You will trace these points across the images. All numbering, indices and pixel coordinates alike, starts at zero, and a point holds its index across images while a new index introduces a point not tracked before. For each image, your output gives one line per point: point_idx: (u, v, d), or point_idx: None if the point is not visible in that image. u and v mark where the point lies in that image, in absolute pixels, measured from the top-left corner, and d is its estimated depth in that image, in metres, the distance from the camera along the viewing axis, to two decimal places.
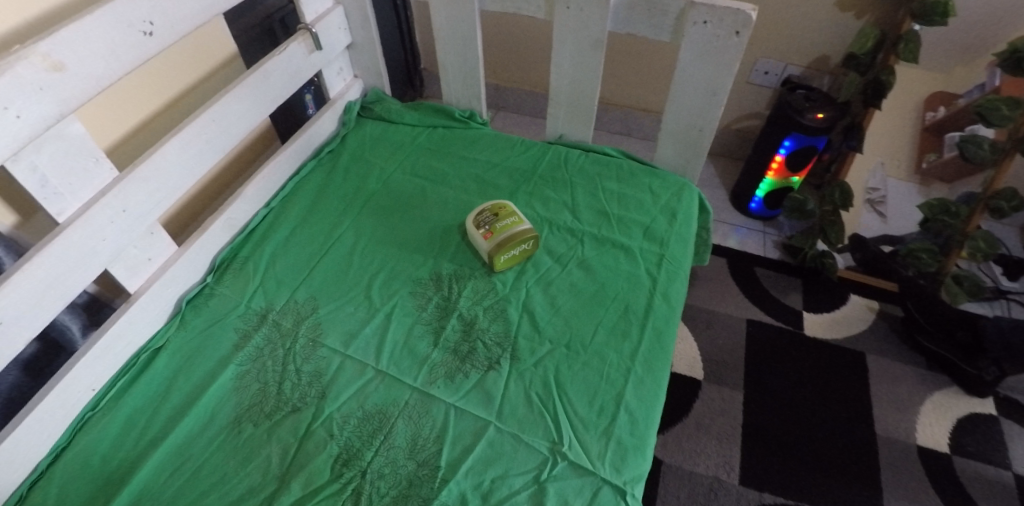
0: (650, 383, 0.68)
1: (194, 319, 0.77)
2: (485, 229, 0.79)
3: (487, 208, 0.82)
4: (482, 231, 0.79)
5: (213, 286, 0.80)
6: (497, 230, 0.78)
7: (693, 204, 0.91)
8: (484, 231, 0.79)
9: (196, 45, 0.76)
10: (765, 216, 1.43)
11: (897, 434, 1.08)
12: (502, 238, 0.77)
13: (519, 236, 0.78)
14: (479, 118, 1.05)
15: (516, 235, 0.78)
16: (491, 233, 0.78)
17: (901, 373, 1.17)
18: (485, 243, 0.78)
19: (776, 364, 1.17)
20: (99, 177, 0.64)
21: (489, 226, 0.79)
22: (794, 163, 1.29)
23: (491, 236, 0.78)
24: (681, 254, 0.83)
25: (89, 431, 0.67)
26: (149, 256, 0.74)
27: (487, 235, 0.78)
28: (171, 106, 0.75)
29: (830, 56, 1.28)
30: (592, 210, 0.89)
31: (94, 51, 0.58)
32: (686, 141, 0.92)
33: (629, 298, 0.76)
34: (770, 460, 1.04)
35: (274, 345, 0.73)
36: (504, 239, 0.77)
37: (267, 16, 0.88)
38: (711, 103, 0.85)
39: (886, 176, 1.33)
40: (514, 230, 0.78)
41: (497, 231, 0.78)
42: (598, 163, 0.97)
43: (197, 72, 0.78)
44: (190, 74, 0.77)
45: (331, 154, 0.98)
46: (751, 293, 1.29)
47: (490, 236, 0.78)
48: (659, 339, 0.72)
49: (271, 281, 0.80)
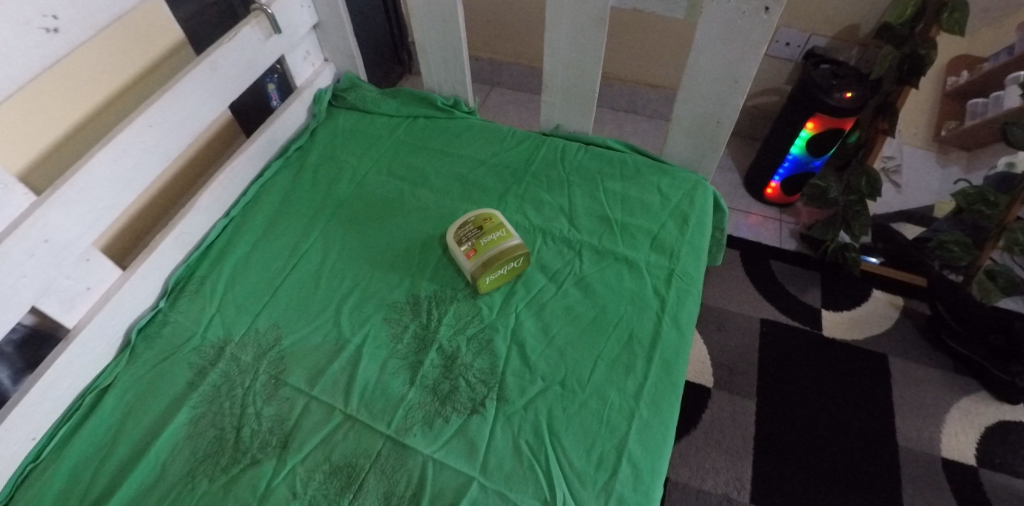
0: (656, 427, 0.60)
1: (145, 352, 0.68)
2: (468, 245, 0.70)
3: (472, 220, 0.72)
4: (465, 248, 0.69)
5: (167, 312, 0.71)
6: (481, 246, 0.69)
7: (708, 206, 0.80)
8: (467, 247, 0.69)
9: (128, 34, 0.64)
10: (782, 202, 1.32)
11: (920, 445, 1.01)
12: (487, 256, 0.67)
13: (506, 253, 0.68)
14: (464, 106, 0.93)
15: (503, 252, 0.68)
16: (475, 250, 0.69)
17: (926, 376, 1.08)
18: (468, 262, 0.69)
19: (791, 369, 1.09)
20: (12, 207, 0.55)
21: (473, 241, 0.69)
22: (817, 146, 1.17)
23: (474, 253, 0.68)
24: (693, 268, 0.73)
25: (28, 488, 0.60)
26: (87, 286, 0.65)
27: (470, 252, 0.69)
28: (102, 110, 0.64)
29: (861, 25, 1.14)
30: (591, 215, 0.79)
31: None
32: (700, 135, 0.80)
33: (633, 323, 0.67)
34: (783, 475, 0.97)
35: (233, 383, 0.65)
36: (489, 258, 0.67)
37: None
38: (732, 92, 0.73)
39: (899, 144, 1.15)
40: (501, 246, 0.68)
41: (482, 248, 0.68)
42: (599, 158, 0.86)
43: (132, 66, 0.67)
44: (123, 69, 0.66)
45: (298, 151, 0.87)
46: (765, 289, 1.20)
47: (474, 253, 0.68)
48: (667, 373, 0.64)
49: (230, 306, 0.71)
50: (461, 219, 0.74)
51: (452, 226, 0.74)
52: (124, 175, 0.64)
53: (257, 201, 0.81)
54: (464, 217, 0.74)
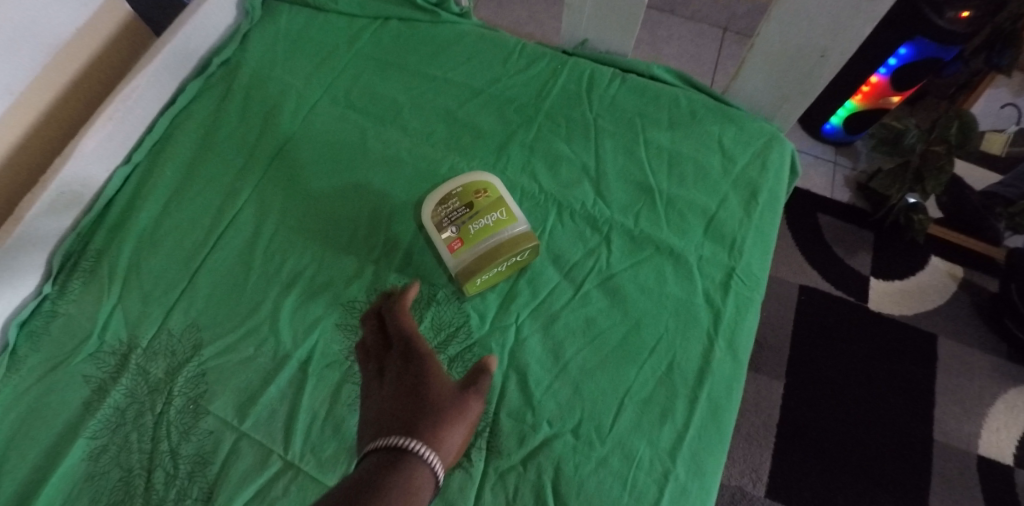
0: (697, 497, 0.45)
1: (29, 356, 0.51)
2: (453, 232, 0.50)
3: (459, 193, 0.52)
4: (448, 236, 0.50)
5: (55, 300, 0.53)
6: (470, 237, 0.49)
7: (784, 174, 0.59)
8: (451, 236, 0.50)
9: None
10: (838, 141, 1.09)
11: (957, 439, 0.90)
12: (477, 254, 0.49)
13: (504, 250, 0.49)
14: (455, 6, 0.68)
15: (498, 248, 0.49)
16: (461, 240, 0.50)
17: (974, 361, 0.96)
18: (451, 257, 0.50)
19: (827, 346, 0.95)
20: None
21: (458, 227, 0.50)
22: (902, 79, 0.93)
23: (461, 246, 0.50)
24: (759, 265, 0.54)
25: None
26: None
27: (455, 243, 0.50)
28: None
29: None
30: (625, 181, 0.58)
31: None
32: (788, 69, 0.57)
33: (674, 346, 0.50)
34: (804, 469, 0.87)
35: (141, 406, 0.49)
36: (480, 256, 0.49)
37: None
38: (855, 11, 0.49)
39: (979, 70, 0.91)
40: (497, 238, 0.49)
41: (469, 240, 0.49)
42: (639, 94, 0.63)
43: None
44: None
45: (224, 66, 0.63)
46: (807, 250, 1.02)
47: (460, 246, 0.50)
48: (714, 420, 0.48)
49: (135, 296, 0.53)
50: (443, 189, 0.53)
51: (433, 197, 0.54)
52: None
53: (169, 141, 0.60)
54: (449, 185, 0.53)
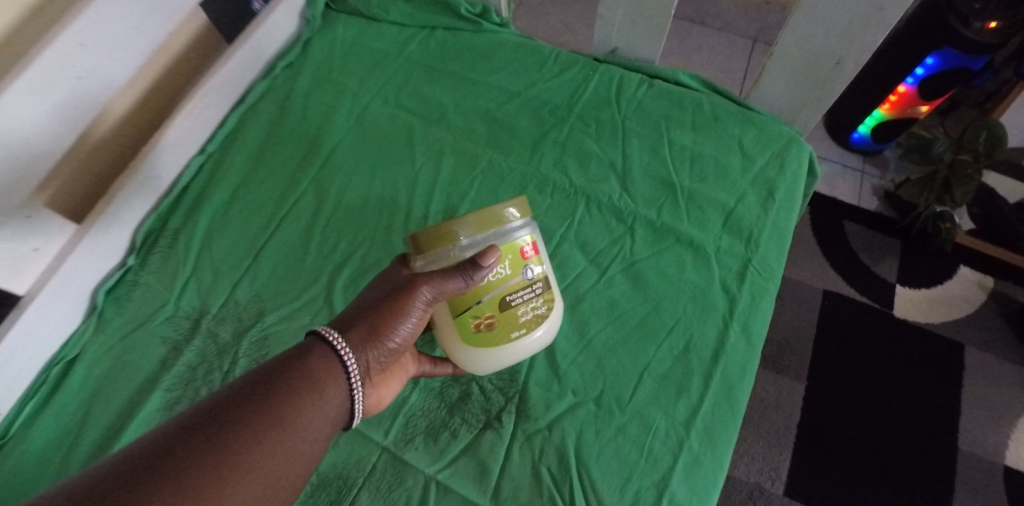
0: (709, 464, 0.49)
1: (115, 317, 0.59)
2: (533, 277, 0.48)
3: (528, 327, 0.49)
4: (526, 268, 0.48)
5: (137, 271, 0.60)
6: (517, 268, 0.47)
7: (801, 175, 0.63)
8: (537, 270, 0.49)
9: None
10: (867, 150, 1.11)
11: (983, 450, 0.90)
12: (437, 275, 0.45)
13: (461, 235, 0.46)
14: (495, 16, 0.74)
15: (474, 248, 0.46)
16: (512, 268, 0.47)
17: (1004, 373, 0.95)
18: (530, 237, 0.48)
19: (852, 351, 0.95)
20: None
21: (518, 288, 0.47)
22: (927, 89, 0.94)
23: (522, 256, 0.47)
24: (774, 258, 0.58)
25: None
26: (34, 246, 0.55)
27: (525, 253, 0.48)
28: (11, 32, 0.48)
29: None
30: (650, 177, 0.62)
31: None
32: (806, 75, 0.61)
33: (692, 328, 0.54)
34: (824, 470, 0.87)
35: (210, 365, 0.55)
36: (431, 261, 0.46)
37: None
38: (868, 22, 0.53)
39: None
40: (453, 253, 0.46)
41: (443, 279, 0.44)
42: (665, 99, 0.67)
43: None
44: None
45: (287, 70, 0.71)
46: (832, 255, 1.03)
47: (524, 258, 0.47)
48: (727, 398, 0.51)
49: (207, 270, 0.60)
50: (532, 344, 0.51)
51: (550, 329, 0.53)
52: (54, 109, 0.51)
53: (238, 135, 0.67)
54: (527, 344, 0.50)
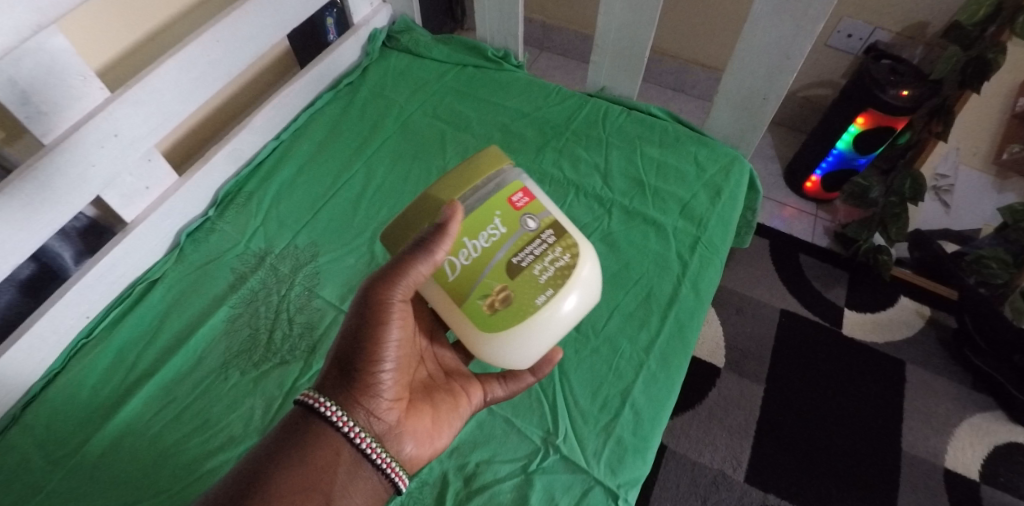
0: (663, 380, 0.62)
1: (192, 253, 0.73)
2: (536, 226, 0.54)
3: (552, 279, 0.53)
4: (521, 220, 0.54)
5: (215, 220, 0.75)
6: (512, 222, 0.54)
7: (744, 183, 0.80)
8: (540, 218, 0.54)
9: None
10: (820, 198, 1.31)
11: (925, 454, 0.99)
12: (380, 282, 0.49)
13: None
14: (514, 59, 0.94)
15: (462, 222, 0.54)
16: (505, 225, 0.54)
17: (942, 388, 1.06)
18: (516, 184, 0.56)
19: (805, 362, 1.08)
20: (87, 97, 0.58)
21: (521, 243, 0.53)
22: (860, 145, 1.16)
23: (512, 208, 0.54)
24: (720, 239, 0.74)
25: (82, 359, 0.66)
26: (147, 185, 0.69)
27: (516, 206, 0.54)
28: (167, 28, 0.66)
29: (929, 24, 1.09)
30: (626, 177, 0.80)
31: None
32: (745, 109, 0.81)
33: (653, 282, 0.69)
34: (780, 461, 0.98)
35: (269, 290, 0.69)
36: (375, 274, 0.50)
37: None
38: (782, 67, 0.73)
39: (956, 163, 1.06)
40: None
41: (385, 285, 0.49)
42: (641, 123, 0.86)
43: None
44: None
45: (349, 86, 0.90)
46: (789, 281, 1.19)
47: (516, 209, 0.54)
48: (679, 333, 0.65)
49: (273, 222, 0.75)
50: (571, 301, 0.54)
51: (589, 282, 0.55)
52: (189, 84, 0.66)
53: (307, 128, 0.84)
54: (562, 298, 0.53)
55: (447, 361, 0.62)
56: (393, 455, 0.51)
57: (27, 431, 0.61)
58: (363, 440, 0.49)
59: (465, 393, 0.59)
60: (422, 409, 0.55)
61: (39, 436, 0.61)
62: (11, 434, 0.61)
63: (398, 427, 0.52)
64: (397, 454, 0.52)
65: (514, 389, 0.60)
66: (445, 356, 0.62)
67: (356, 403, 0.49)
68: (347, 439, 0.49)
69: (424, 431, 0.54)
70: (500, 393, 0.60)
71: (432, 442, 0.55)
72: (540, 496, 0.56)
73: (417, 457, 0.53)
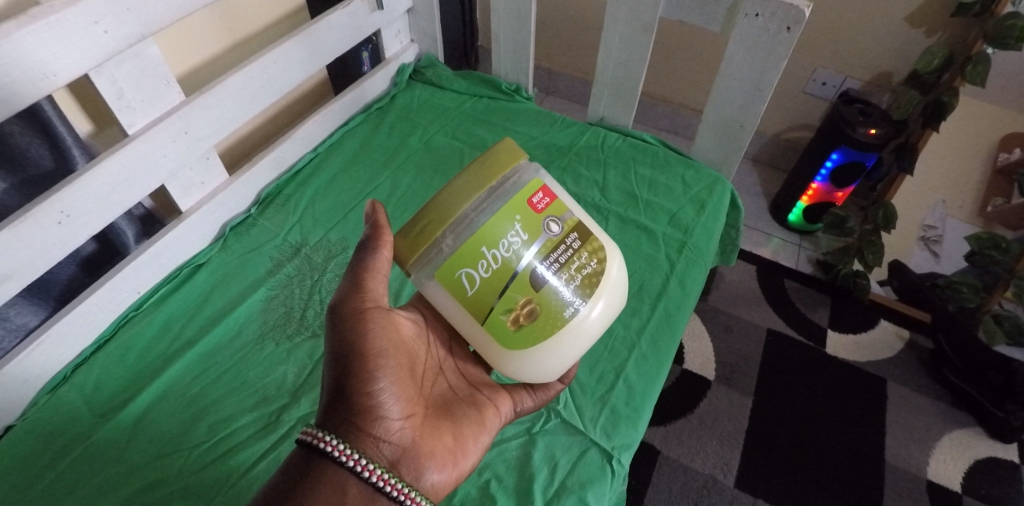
0: (653, 360, 0.70)
1: (235, 243, 0.82)
2: (560, 230, 0.49)
3: (580, 288, 0.50)
4: (544, 224, 0.49)
5: (256, 217, 0.85)
6: (534, 227, 0.48)
7: (726, 199, 0.90)
8: (563, 220, 0.50)
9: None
10: (803, 229, 1.41)
11: (908, 465, 1.04)
12: (345, 297, 0.52)
13: (467, 217, 0.48)
14: (524, 92, 1.06)
15: (478, 230, 0.47)
16: (527, 231, 0.48)
17: (923, 404, 1.12)
18: (535, 182, 0.50)
19: (791, 376, 1.14)
20: (168, 99, 0.69)
21: (546, 250, 0.48)
22: (838, 180, 1.27)
23: (533, 211, 0.49)
24: (704, 244, 0.83)
25: (131, 328, 0.74)
26: (202, 180, 0.79)
27: (536, 208, 0.49)
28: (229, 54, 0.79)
29: (893, 73, 1.23)
30: (621, 191, 0.90)
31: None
32: (726, 136, 0.92)
33: (645, 278, 0.78)
34: (768, 468, 1.02)
35: (303, 276, 0.78)
36: (339, 293, 0.52)
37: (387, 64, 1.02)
38: (754, 98, 0.85)
39: (945, 215, 1.23)
40: (451, 244, 0.48)
41: (353, 297, 0.51)
42: (634, 148, 0.97)
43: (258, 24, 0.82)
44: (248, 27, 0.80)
45: (379, 110, 1.02)
46: (775, 303, 1.27)
47: (537, 212, 0.49)
48: (667, 321, 0.73)
49: (309, 219, 0.85)
50: (598, 310, 0.51)
51: (615, 287, 0.52)
52: (248, 95, 0.77)
53: (341, 144, 0.96)
54: (591, 309, 0.50)
55: (470, 373, 0.63)
56: (415, 484, 0.50)
57: (78, 389, 0.68)
58: (373, 474, 0.46)
59: (486, 405, 0.60)
60: (438, 429, 0.54)
61: (88, 394, 0.68)
62: (62, 391, 0.68)
63: (414, 449, 0.51)
64: (419, 482, 0.50)
65: (540, 399, 0.63)
66: (467, 368, 0.63)
67: (360, 433, 0.48)
68: (353, 473, 0.46)
69: (445, 452, 0.53)
70: (529, 402, 0.63)
71: (455, 464, 0.54)
72: (542, 453, 0.63)
73: (442, 481, 0.52)
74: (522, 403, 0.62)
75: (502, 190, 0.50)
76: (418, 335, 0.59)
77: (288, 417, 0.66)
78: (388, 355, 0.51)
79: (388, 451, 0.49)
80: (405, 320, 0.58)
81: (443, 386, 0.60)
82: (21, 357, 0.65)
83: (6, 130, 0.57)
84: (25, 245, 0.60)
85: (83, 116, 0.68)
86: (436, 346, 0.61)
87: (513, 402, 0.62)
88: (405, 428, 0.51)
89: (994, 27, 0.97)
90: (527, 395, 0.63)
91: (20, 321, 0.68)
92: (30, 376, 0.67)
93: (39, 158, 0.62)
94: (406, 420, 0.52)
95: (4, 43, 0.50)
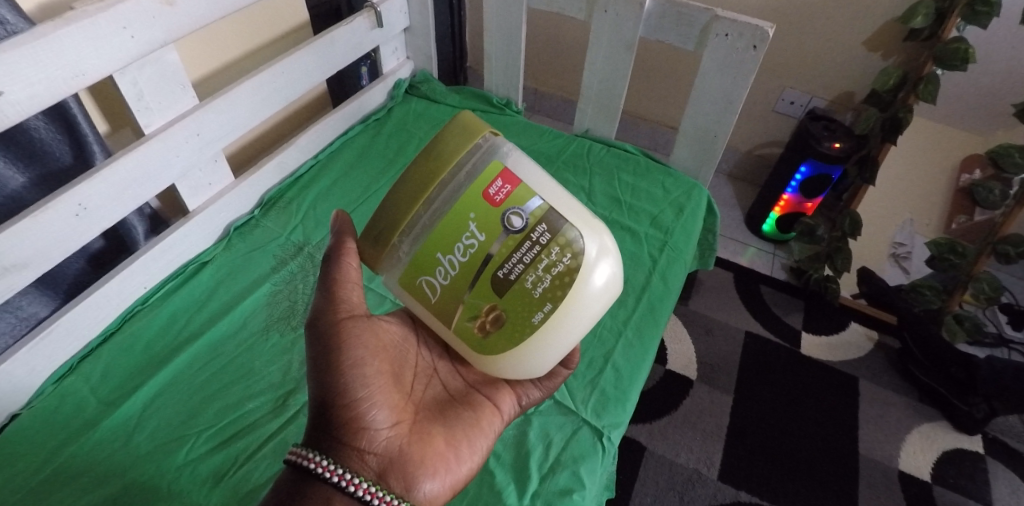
0: (638, 348, 0.75)
1: (239, 242, 0.86)
2: (524, 224, 0.44)
3: (548, 290, 0.45)
4: (503, 220, 0.44)
5: (259, 218, 0.89)
6: (491, 225, 0.44)
7: (702, 204, 0.96)
8: (529, 211, 0.44)
9: (270, 7, 0.86)
10: (776, 239, 1.49)
11: (882, 458, 1.09)
12: (320, 310, 0.53)
13: (421, 220, 0.46)
14: (514, 106, 1.13)
15: (428, 236, 0.45)
16: (483, 230, 0.44)
17: (893, 400, 1.18)
18: (494, 167, 0.45)
19: (769, 375, 1.20)
20: (182, 103, 0.74)
21: (507, 250, 0.44)
22: (808, 190, 1.35)
23: (489, 205, 0.44)
24: (683, 244, 0.89)
25: (137, 320, 0.76)
26: (210, 181, 0.83)
27: (493, 201, 0.44)
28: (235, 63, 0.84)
29: (854, 93, 1.33)
30: (606, 196, 0.96)
31: (192, 10, 0.68)
32: (702, 146, 0.99)
33: (629, 274, 0.83)
34: (749, 461, 1.06)
35: (307, 271, 0.83)
36: (316, 305, 0.54)
37: (383, 79, 1.08)
38: (726, 110, 0.92)
39: (913, 233, 1.34)
40: (408, 250, 0.47)
41: (327, 308, 0.53)
42: (618, 158, 1.03)
43: (263, 36, 0.88)
44: (255, 36, 0.86)
45: (377, 121, 1.08)
46: (752, 307, 1.33)
47: (494, 207, 0.44)
48: (651, 313, 0.78)
49: (311, 221, 0.89)
50: (577, 311, 0.46)
51: (598, 281, 0.46)
52: (256, 101, 0.82)
53: (341, 152, 1.00)
54: (564, 314, 0.46)
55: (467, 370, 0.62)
56: (407, 494, 0.50)
57: (86, 378, 0.70)
58: (358, 488, 0.46)
59: (484, 405, 0.59)
60: (429, 434, 0.54)
61: (94, 382, 0.70)
62: (67, 380, 0.70)
63: (401, 457, 0.51)
64: (411, 491, 0.50)
65: (547, 388, 0.64)
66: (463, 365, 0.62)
67: (344, 447, 0.49)
68: (339, 489, 0.46)
69: (437, 457, 0.53)
70: (535, 393, 0.63)
71: (448, 469, 0.54)
72: (537, 432, 0.66)
73: (438, 488, 0.52)
74: (527, 395, 0.62)
75: (457, 182, 0.46)
76: (406, 341, 0.60)
77: (294, 401, 0.69)
78: (364, 364, 0.52)
79: (375, 462, 0.50)
80: (389, 324, 0.58)
81: (438, 388, 0.60)
82: (31, 345, 0.67)
83: (31, 124, 0.61)
84: (43, 234, 0.63)
85: (102, 117, 0.72)
86: (428, 347, 0.61)
87: (518, 395, 0.62)
88: (392, 437, 0.52)
89: (941, 50, 1.06)
90: (534, 386, 0.63)
91: (30, 310, 0.70)
92: (36, 366, 0.69)
93: (59, 154, 0.65)
94: (391, 428, 0.52)
95: (43, 41, 0.54)
